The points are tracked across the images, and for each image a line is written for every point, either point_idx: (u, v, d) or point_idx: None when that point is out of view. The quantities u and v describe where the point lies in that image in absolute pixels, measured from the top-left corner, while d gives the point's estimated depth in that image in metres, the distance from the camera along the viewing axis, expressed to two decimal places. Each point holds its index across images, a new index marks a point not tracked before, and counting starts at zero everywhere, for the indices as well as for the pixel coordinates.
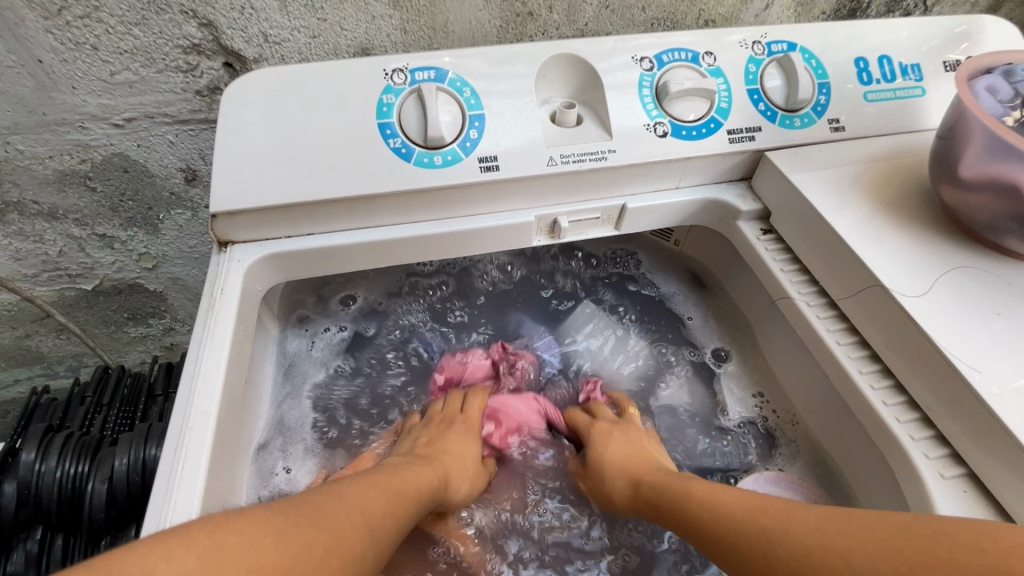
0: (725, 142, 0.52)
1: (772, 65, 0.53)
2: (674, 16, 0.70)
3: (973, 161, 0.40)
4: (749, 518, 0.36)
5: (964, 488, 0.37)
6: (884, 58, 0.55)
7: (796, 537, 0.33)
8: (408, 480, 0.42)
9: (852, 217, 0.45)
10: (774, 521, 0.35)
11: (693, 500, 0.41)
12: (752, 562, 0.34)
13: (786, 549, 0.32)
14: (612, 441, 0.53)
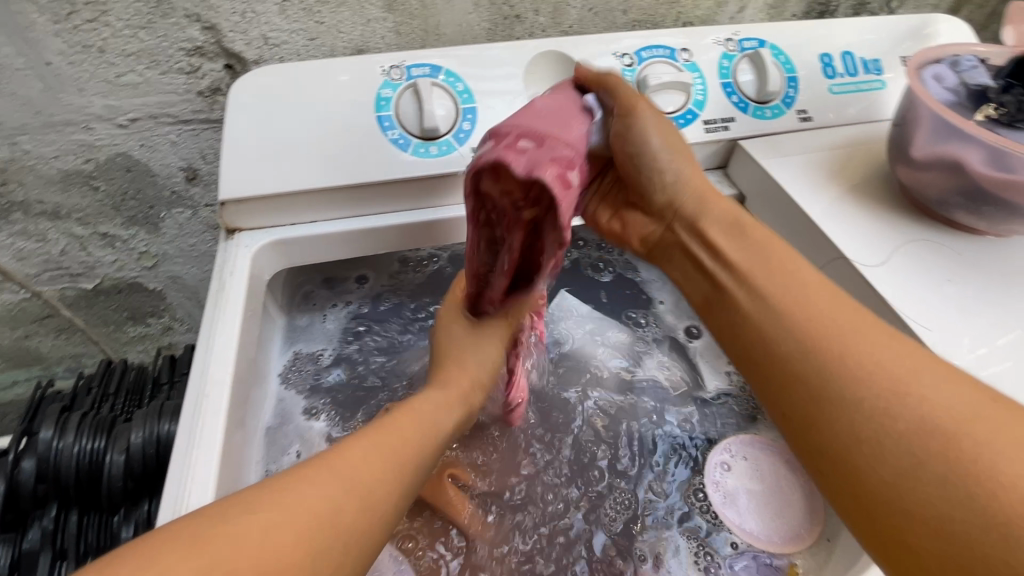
0: (701, 131, 0.55)
1: (744, 61, 0.57)
2: (654, 19, 0.74)
3: (923, 142, 0.44)
4: (887, 374, 0.34)
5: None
6: (847, 55, 0.59)
7: (932, 401, 0.32)
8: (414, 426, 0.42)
9: (819, 198, 0.49)
10: (919, 384, 0.33)
11: (810, 324, 0.37)
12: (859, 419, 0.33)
13: (914, 428, 0.32)
14: (668, 133, 0.44)
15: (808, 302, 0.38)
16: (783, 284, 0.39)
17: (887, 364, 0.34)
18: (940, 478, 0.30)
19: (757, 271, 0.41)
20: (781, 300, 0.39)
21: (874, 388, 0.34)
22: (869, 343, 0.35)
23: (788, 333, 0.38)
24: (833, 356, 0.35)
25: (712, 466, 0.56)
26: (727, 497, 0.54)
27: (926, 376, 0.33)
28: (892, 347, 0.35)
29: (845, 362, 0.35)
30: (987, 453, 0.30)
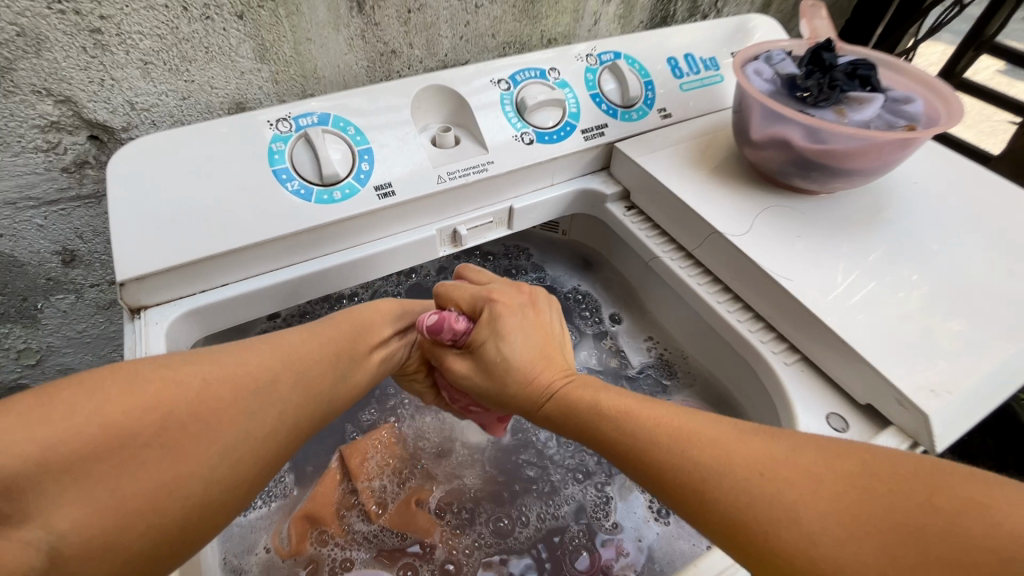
0: (581, 140, 0.61)
1: (606, 72, 0.64)
2: (521, 39, 0.80)
3: (757, 127, 0.52)
4: (686, 466, 0.34)
5: (802, 371, 0.48)
6: (689, 56, 0.68)
7: (738, 477, 0.33)
8: (355, 316, 0.47)
9: (690, 185, 0.56)
10: (721, 465, 0.34)
11: (624, 438, 0.37)
12: (690, 512, 0.34)
13: (730, 514, 0.32)
14: (528, 332, 0.46)
15: (667, 455, 0.35)
16: (599, 417, 0.39)
17: (748, 481, 0.33)
18: (774, 562, 0.31)
19: (604, 443, 0.39)
20: (639, 462, 0.36)
21: (749, 527, 0.32)
22: (715, 478, 0.33)
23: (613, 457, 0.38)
24: (649, 466, 0.36)
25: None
26: None
27: (777, 494, 0.32)
28: (738, 455, 0.34)
29: (713, 509, 0.33)
30: (790, 524, 0.31)
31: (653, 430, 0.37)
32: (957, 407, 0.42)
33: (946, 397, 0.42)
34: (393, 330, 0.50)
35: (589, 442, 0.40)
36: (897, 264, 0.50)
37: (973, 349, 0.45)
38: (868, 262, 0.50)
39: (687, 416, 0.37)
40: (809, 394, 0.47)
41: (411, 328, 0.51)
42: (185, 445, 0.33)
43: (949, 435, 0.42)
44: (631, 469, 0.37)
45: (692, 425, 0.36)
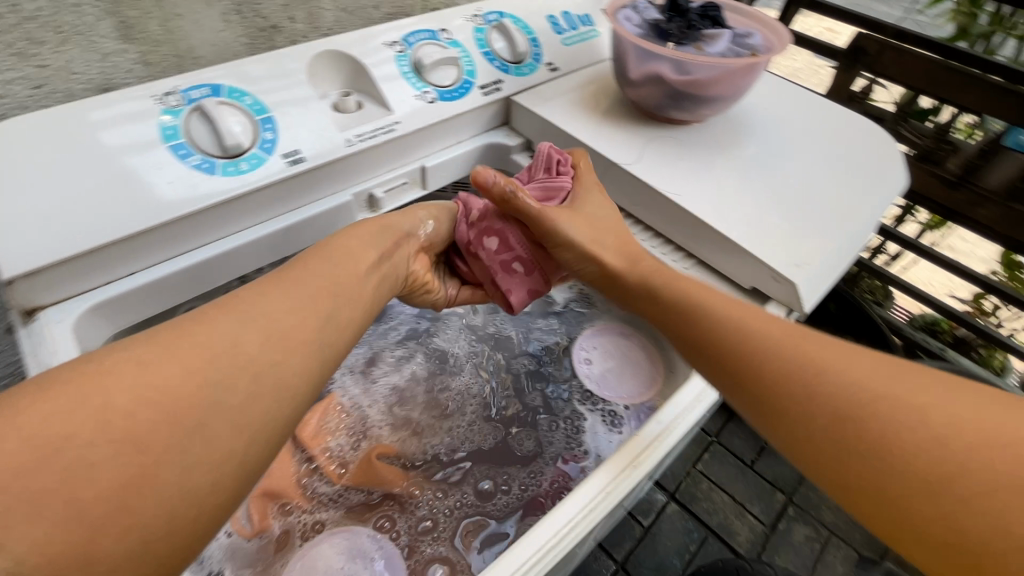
0: (481, 95, 0.64)
1: (493, 31, 0.68)
2: (405, 9, 0.81)
3: (634, 66, 0.58)
4: (818, 383, 0.39)
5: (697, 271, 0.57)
6: (565, 13, 0.74)
7: (863, 385, 0.38)
8: (343, 249, 0.47)
9: (585, 128, 0.62)
10: (846, 381, 0.38)
11: (777, 349, 0.42)
12: (814, 425, 0.38)
13: (858, 425, 0.37)
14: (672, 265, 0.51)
15: (802, 370, 0.40)
16: (773, 319, 0.44)
17: (873, 392, 0.37)
18: (894, 466, 0.35)
19: (725, 355, 0.43)
20: (771, 374, 0.41)
21: (874, 433, 0.36)
22: (837, 390, 0.38)
23: (744, 372, 0.42)
24: (780, 380, 0.40)
25: (570, 355, 0.65)
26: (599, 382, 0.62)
27: (898, 412, 0.36)
28: (861, 374, 0.39)
29: (839, 419, 0.37)
30: (915, 429, 0.35)
31: (819, 335, 0.42)
32: (814, 276, 0.52)
33: (806, 268, 0.52)
34: (377, 252, 0.50)
35: (723, 361, 0.44)
36: (760, 173, 0.60)
37: (820, 229, 0.55)
38: (738, 174, 0.59)
39: (822, 344, 0.42)
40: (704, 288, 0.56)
41: (399, 245, 0.53)
42: (137, 423, 0.30)
43: (812, 297, 0.52)
44: (758, 386, 0.41)
45: (822, 348, 0.41)
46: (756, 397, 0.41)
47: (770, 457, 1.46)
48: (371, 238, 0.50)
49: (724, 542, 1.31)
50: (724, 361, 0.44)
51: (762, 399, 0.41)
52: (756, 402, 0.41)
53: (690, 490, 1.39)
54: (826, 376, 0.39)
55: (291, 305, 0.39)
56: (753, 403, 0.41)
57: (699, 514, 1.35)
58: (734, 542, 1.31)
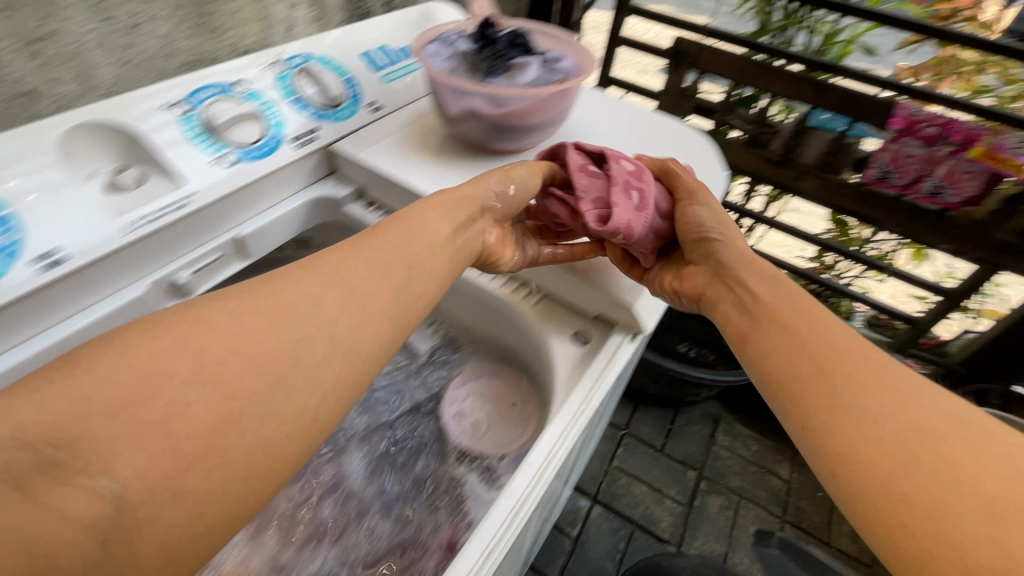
0: (293, 149, 0.58)
1: (300, 76, 0.62)
2: (208, 55, 0.78)
3: (451, 103, 0.56)
4: (902, 392, 0.43)
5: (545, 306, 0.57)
6: (382, 48, 0.70)
7: (938, 409, 0.42)
8: (397, 249, 0.49)
9: (413, 169, 0.59)
10: (925, 403, 0.42)
11: (866, 355, 0.47)
12: (885, 424, 0.42)
13: (929, 436, 0.40)
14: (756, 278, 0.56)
15: (884, 377, 0.44)
16: (851, 333, 0.50)
17: (949, 416, 0.41)
18: (953, 478, 0.38)
19: (809, 350, 0.49)
20: (855, 373, 0.45)
21: (943, 445, 0.39)
22: (918, 402, 0.42)
23: (829, 369, 0.46)
24: (857, 384, 0.44)
25: (443, 409, 0.63)
26: (472, 435, 0.60)
27: (972, 442, 0.39)
28: (938, 402, 0.43)
29: (912, 425, 0.41)
30: (980, 459, 0.38)
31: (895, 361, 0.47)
32: (649, 299, 0.54)
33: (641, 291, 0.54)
34: (450, 230, 0.52)
35: (814, 363, 0.47)
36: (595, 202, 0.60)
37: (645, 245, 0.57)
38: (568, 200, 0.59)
39: (906, 372, 0.46)
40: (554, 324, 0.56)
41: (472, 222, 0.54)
42: None
43: (648, 318, 0.54)
44: (837, 383, 0.45)
45: (905, 374, 0.45)
46: (824, 385, 0.46)
47: (677, 439, 1.53)
48: (441, 212, 0.52)
49: (649, 532, 1.35)
50: (811, 348, 0.49)
51: (838, 393, 0.45)
52: (830, 399, 0.45)
53: (610, 489, 1.42)
54: (918, 393, 0.43)
55: (80, 415, 0.32)
56: (823, 393, 0.45)
57: (622, 510, 1.38)
58: (657, 529, 1.36)
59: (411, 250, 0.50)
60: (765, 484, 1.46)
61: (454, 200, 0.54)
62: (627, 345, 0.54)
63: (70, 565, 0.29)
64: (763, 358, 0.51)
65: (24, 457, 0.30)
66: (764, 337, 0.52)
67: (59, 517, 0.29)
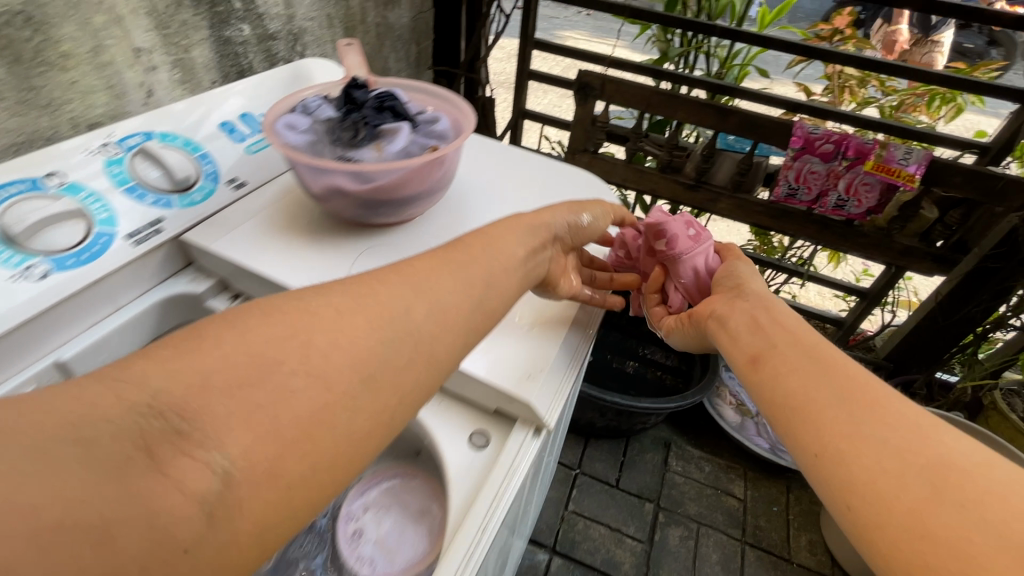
0: (129, 246, 0.50)
1: (138, 158, 0.54)
2: (43, 133, 0.68)
3: (311, 180, 0.49)
4: (922, 431, 0.41)
5: (440, 403, 0.50)
6: (245, 116, 0.63)
7: (963, 451, 0.40)
8: (459, 280, 0.43)
9: (277, 254, 0.52)
10: (949, 443, 0.40)
11: (884, 392, 0.45)
12: (903, 460, 0.40)
13: (951, 478, 0.38)
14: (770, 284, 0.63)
15: (901, 415, 0.43)
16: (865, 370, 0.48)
17: (973, 460, 0.39)
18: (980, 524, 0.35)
19: (829, 378, 0.47)
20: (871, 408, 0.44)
21: (966, 488, 0.37)
22: (936, 438, 0.41)
23: (844, 400, 0.45)
24: (874, 420, 0.43)
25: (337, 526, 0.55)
26: (371, 557, 0.52)
27: (1003, 484, 0.37)
28: (963, 444, 0.40)
29: (934, 467, 0.39)
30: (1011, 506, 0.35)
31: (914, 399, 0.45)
32: (549, 386, 0.48)
33: (539, 378, 0.47)
34: (519, 253, 0.48)
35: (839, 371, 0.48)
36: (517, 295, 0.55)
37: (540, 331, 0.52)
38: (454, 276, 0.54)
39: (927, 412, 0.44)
40: (449, 422, 0.49)
41: (543, 246, 0.51)
42: None
43: (555, 409, 0.47)
44: (853, 416, 0.44)
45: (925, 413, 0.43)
46: (833, 416, 0.45)
47: (631, 471, 1.49)
48: (518, 237, 0.49)
49: None
50: (823, 381, 0.47)
51: (854, 425, 0.43)
52: (846, 432, 0.43)
53: (568, 536, 1.35)
54: (938, 430, 0.42)
55: None
56: (838, 423, 0.44)
57: (582, 558, 1.32)
58: (620, 573, 1.30)
59: (486, 264, 0.46)
60: (722, 506, 1.44)
61: (491, 234, 0.49)
62: (529, 442, 0.47)
63: (182, 539, 0.26)
64: (775, 385, 0.50)
65: (156, 422, 0.29)
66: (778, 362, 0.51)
67: (176, 489, 0.27)
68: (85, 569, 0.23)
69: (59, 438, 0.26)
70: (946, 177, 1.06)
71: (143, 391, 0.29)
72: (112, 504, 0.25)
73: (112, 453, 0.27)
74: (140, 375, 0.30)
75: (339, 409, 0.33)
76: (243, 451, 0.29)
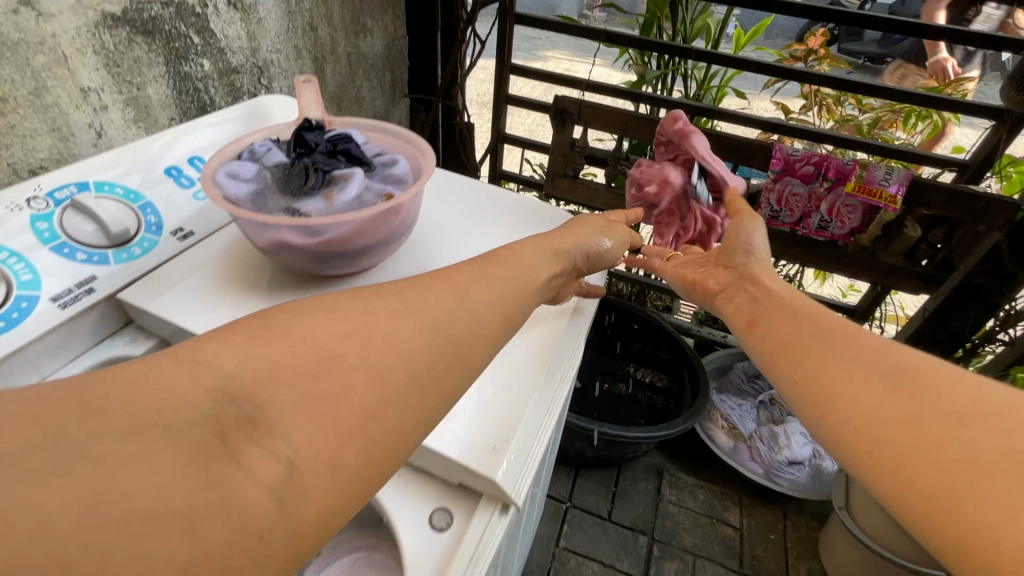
0: (56, 310, 0.45)
1: (69, 211, 0.49)
2: None
3: (255, 234, 0.45)
4: (889, 363, 0.41)
5: (398, 475, 0.46)
6: (194, 159, 0.60)
7: (940, 378, 0.38)
8: (498, 279, 0.43)
9: (224, 314, 0.49)
10: (917, 368, 0.39)
11: (856, 337, 0.46)
12: (864, 389, 0.40)
13: (908, 399, 0.37)
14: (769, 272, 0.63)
15: (870, 353, 0.43)
16: (842, 324, 0.48)
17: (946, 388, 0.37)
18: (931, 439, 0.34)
19: (808, 333, 0.49)
20: (839, 350, 0.45)
21: (921, 406, 0.36)
22: (901, 362, 0.41)
23: (821, 349, 0.46)
24: (845, 360, 0.44)
25: None
26: None
27: (975, 409, 0.34)
28: (940, 370, 0.38)
29: (895, 391, 0.38)
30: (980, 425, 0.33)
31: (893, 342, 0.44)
32: (516, 459, 0.44)
33: (505, 449, 0.44)
34: (545, 274, 0.48)
35: (813, 327, 0.50)
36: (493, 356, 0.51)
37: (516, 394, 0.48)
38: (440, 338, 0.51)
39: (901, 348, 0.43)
40: (410, 499, 0.45)
41: (559, 261, 0.51)
42: None
43: (522, 485, 0.44)
44: (823, 359, 0.45)
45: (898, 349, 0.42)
46: (813, 353, 0.47)
47: (624, 503, 1.44)
48: (541, 253, 0.49)
49: None
50: (801, 340, 0.49)
51: (822, 366, 0.45)
52: (813, 373, 0.45)
53: None
54: (905, 357, 0.41)
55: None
56: (815, 362, 0.46)
57: None
58: None
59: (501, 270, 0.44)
60: (718, 535, 1.39)
61: (513, 247, 0.49)
62: (496, 521, 0.43)
63: (260, 527, 0.24)
64: (768, 339, 0.53)
65: (229, 408, 0.26)
66: (772, 332, 0.53)
67: (250, 477, 0.25)
68: (177, 555, 0.21)
69: (139, 420, 0.24)
70: (927, 197, 1.06)
71: (217, 375, 0.27)
72: (197, 491, 0.23)
73: (188, 437, 0.25)
74: (214, 359, 0.28)
75: (387, 413, 0.30)
76: (309, 441, 0.27)
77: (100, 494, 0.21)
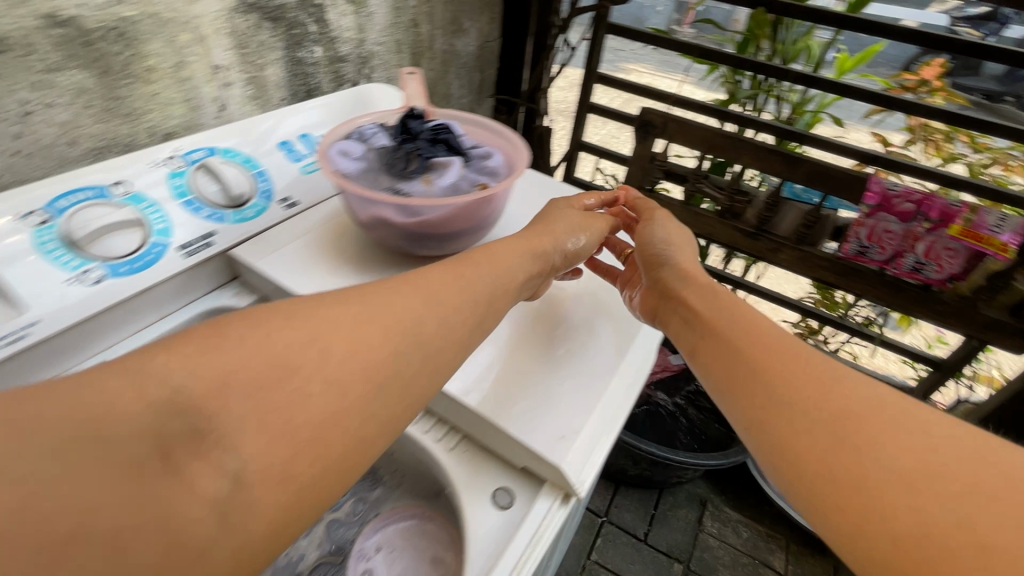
0: (180, 257, 0.51)
1: (200, 171, 0.55)
2: (123, 138, 0.72)
3: (360, 209, 0.49)
4: (829, 405, 0.40)
5: (467, 452, 0.50)
6: (305, 136, 0.65)
7: (878, 424, 0.38)
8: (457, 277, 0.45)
9: (318, 281, 0.52)
10: (853, 414, 0.39)
11: (791, 367, 0.44)
12: (804, 439, 0.40)
13: (851, 452, 0.37)
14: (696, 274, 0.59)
15: (809, 393, 0.42)
16: (777, 345, 0.47)
17: (885, 435, 0.37)
18: (877, 504, 0.34)
19: (742, 358, 0.47)
20: (773, 387, 0.44)
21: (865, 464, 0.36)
22: (844, 406, 0.40)
23: (758, 380, 0.45)
24: (785, 403, 0.42)
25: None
26: None
27: (922, 465, 0.35)
28: (875, 413, 0.39)
29: (839, 442, 0.38)
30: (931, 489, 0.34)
31: (830, 371, 0.43)
32: (583, 450, 0.46)
33: (574, 441, 0.46)
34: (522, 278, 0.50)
35: (746, 351, 0.47)
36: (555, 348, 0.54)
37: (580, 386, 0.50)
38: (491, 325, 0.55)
39: (841, 380, 0.42)
40: (477, 475, 0.49)
41: (536, 267, 0.53)
42: None
43: (586, 475, 0.46)
44: (758, 396, 0.44)
45: (836, 383, 0.42)
46: (765, 390, 0.44)
47: (663, 526, 1.40)
48: (521, 256, 0.52)
49: None
50: (738, 365, 0.47)
51: (758, 406, 0.44)
52: (755, 413, 0.44)
53: None
54: (845, 400, 0.40)
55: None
56: (751, 396, 0.45)
57: None
58: None
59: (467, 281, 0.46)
60: None
61: (499, 248, 0.51)
62: (558, 509, 0.46)
63: (195, 535, 0.26)
64: (704, 363, 0.51)
65: (176, 422, 0.29)
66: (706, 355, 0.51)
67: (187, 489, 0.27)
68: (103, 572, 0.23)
69: (80, 438, 0.26)
70: None
71: (164, 386, 0.30)
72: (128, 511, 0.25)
73: (127, 453, 0.27)
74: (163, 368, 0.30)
75: (347, 422, 0.33)
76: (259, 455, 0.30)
77: (22, 520, 0.23)
